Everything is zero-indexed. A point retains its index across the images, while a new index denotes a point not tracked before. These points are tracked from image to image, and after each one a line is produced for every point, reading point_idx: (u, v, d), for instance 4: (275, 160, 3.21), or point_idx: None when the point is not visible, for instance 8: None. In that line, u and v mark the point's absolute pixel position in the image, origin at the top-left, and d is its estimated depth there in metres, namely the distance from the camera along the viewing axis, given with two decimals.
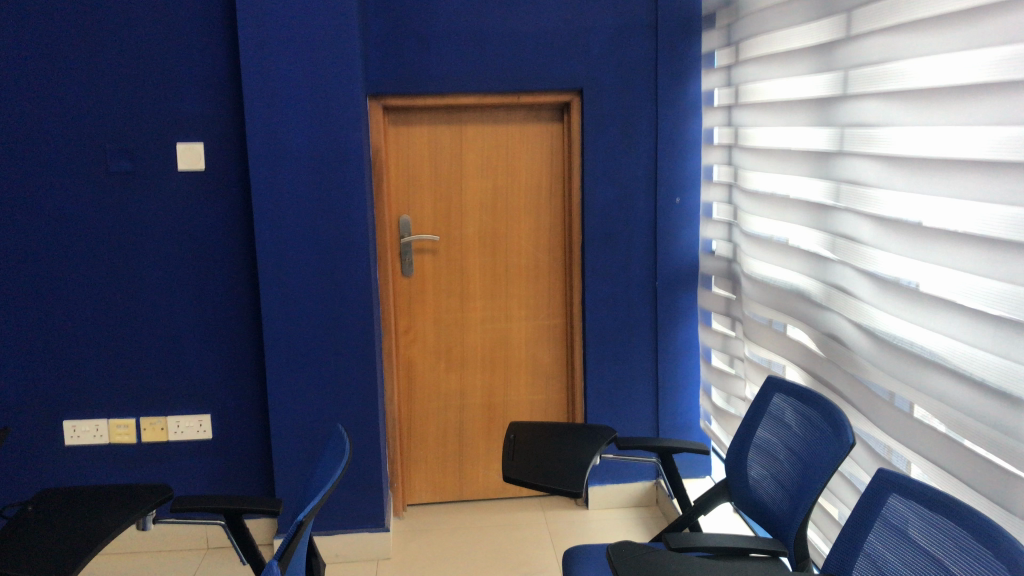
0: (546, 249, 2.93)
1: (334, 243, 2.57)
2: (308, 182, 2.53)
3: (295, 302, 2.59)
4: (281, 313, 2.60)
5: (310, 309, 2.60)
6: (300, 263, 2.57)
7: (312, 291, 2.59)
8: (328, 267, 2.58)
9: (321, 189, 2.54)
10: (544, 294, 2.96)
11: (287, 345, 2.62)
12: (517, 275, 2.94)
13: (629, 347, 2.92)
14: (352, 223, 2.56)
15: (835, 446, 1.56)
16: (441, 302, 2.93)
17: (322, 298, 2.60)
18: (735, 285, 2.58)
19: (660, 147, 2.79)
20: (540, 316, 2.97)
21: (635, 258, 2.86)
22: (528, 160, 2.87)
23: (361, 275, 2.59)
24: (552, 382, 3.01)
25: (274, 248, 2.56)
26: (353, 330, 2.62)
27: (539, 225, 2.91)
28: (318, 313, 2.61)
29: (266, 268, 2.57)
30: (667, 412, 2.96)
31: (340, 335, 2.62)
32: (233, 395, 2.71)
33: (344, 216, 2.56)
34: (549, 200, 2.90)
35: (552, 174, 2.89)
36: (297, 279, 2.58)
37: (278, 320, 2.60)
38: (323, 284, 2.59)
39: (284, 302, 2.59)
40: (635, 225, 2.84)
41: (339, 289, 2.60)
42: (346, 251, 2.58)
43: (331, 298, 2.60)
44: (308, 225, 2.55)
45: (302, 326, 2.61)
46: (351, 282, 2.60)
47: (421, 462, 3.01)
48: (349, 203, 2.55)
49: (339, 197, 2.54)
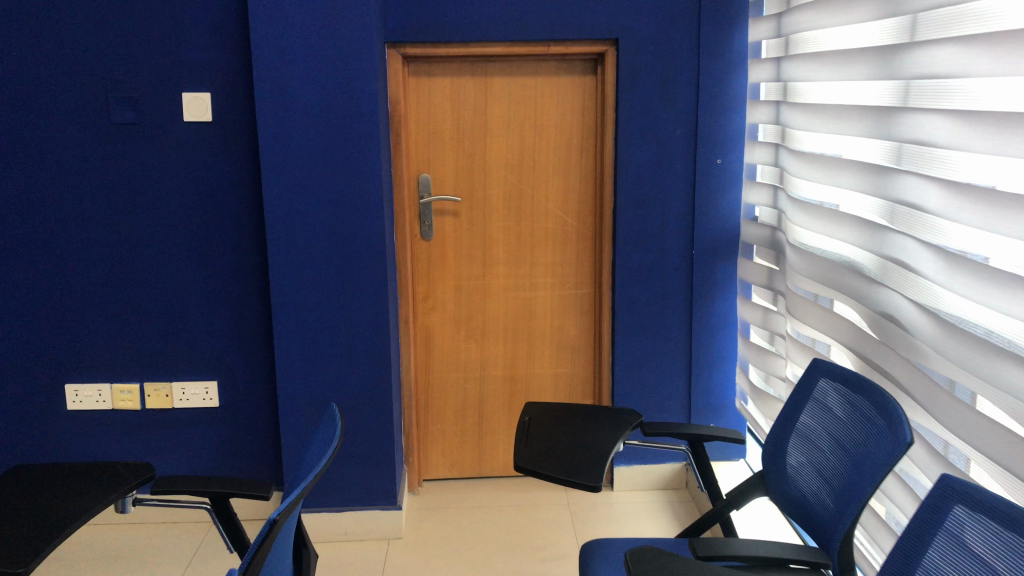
0: (575, 213, 2.74)
1: (348, 203, 2.40)
2: (319, 136, 2.36)
3: (306, 265, 2.44)
4: (291, 277, 2.44)
5: (322, 272, 2.45)
6: (312, 223, 2.41)
7: (323, 253, 2.43)
8: (341, 228, 2.42)
9: (333, 144, 2.36)
10: (572, 261, 2.77)
11: (297, 310, 2.47)
12: (543, 241, 2.75)
13: (662, 321, 2.72)
14: (366, 182, 2.39)
15: (888, 442, 1.37)
16: (463, 267, 2.76)
17: (334, 261, 2.44)
18: (779, 257, 2.37)
19: (702, 103, 2.57)
20: (566, 284, 2.79)
21: (670, 225, 2.65)
22: (557, 115, 2.67)
23: (376, 238, 2.43)
24: (578, 354, 2.84)
25: (284, 207, 2.40)
26: (366, 296, 2.46)
27: (568, 186, 2.72)
28: (329, 277, 2.45)
29: (275, 228, 2.41)
30: (701, 390, 2.77)
31: (354, 301, 2.47)
32: (241, 362, 2.58)
33: (357, 173, 2.38)
34: (579, 159, 2.70)
35: (584, 131, 2.69)
36: (308, 240, 2.42)
37: (287, 283, 2.45)
38: (334, 246, 2.43)
39: (294, 265, 2.44)
40: (672, 188, 2.63)
41: (352, 252, 2.44)
42: (360, 212, 2.41)
43: (343, 262, 2.44)
44: (319, 183, 2.38)
45: (313, 291, 2.45)
46: (364, 245, 2.43)
47: (439, 436, 2.87)
48: (362, 159, 2.38)
49: (351, 153, 2.37)
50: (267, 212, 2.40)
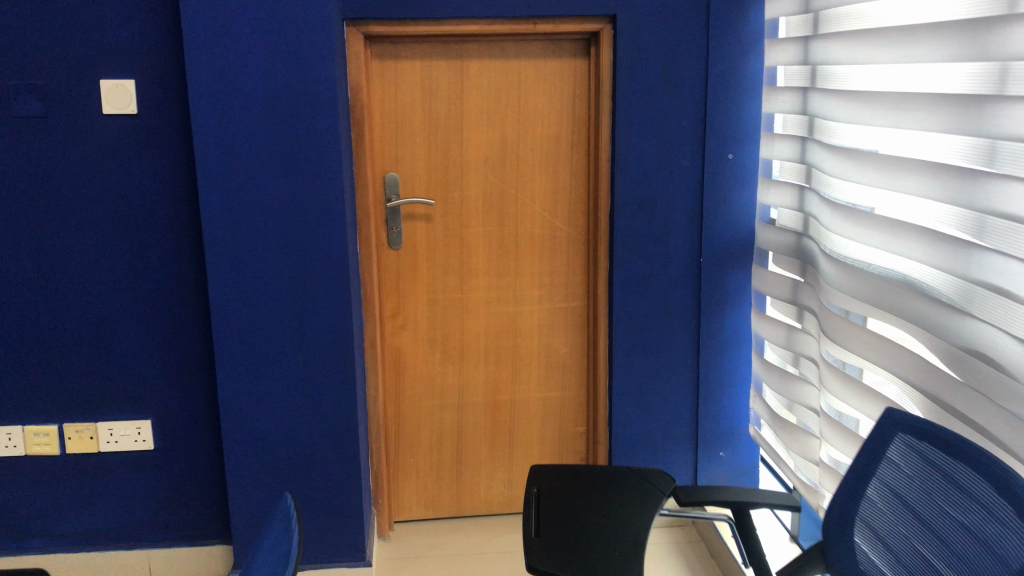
0: (565, 217, 2.40)
1: (303, 211, 2.03)
2: (267, 132, 1.98)
3: (254, 285, 2.07)
4: (237, 299, 2.07)
5: (273, 293, 2.08)
6: (260, 236, 2.04)
7: (275, 270, 2.06)
8: (295, 241, 2.05)
9: (284, 142, 1.99)
10: (562, 271, 2.43)
11: (244, 336, 2.09)
12: (529, 248, 2.41)
13: (666, 338, 2.39)
14: (324, 187, 2.02)
15: (1016, 537, 1.06)
16: (437, 280, 2.40)
17: (288, 280, 2.07)
18: (808, 268, 2.06)
19: (712, 89, 2.23)
20: (555, 298, 2.45)
21: (676, 230, 2.32)
22: (543, 105, 2.32)
23: (336, 252, 2.06)
24: (569, 376, 2.50)
25: (227, 218, 2.02)
26: (327, 319, 2.10)
27: (557, 186, 2.37)
28: (282, 297, 2.08)
29: (217, 241, 2.03)
30: (710, 415, 2.44)
31: (313, 326, 2.11)
32: (180, 397, 2.19)
33: (313, 175, 2.01)
34: (569, 155, 2.36)
35: (576, 122, 2.34)
36: (256, 256, 2.05)
37: (232, 305, 2.07)
38: (287, 261, 2.06)
39: (240, 285, 2.06)
40: (678, 188, 2.29)
41: (309, 270, 2.07)
42: (318, 223, 2.04)
43: (299, 281, 2.07)
44: (268, 187, 2.01)
45: (264, 315, 2.09)
46: (323, 260, 2.07)
47: (412, 471, 2.51)
48: (319, 159, 2.00)
49: (306, 152, 2.00)
50: (205, 222, 2.02)
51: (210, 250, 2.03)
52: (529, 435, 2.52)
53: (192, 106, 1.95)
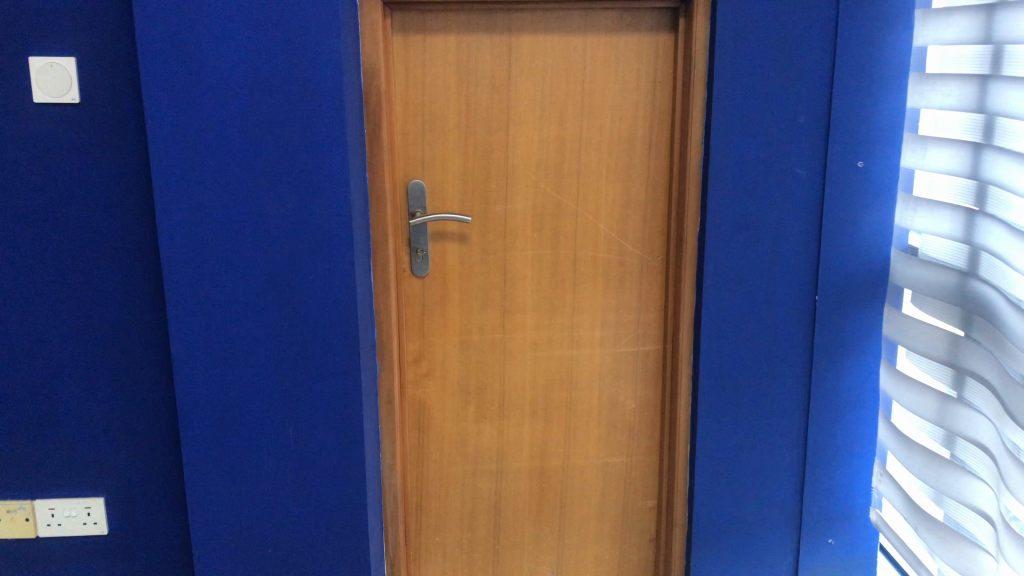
0: (636, 240, 1.87)
1: (298, 234, 1.55)
2: (248, 129, 1.50)
3: (232, 329, 1.58)
4: (210, 346, 1.59)
5: (257, 338, 1.59)
6: (240, 266, 1.56)
7: (260, 310, 1.58)
8: (286, 273, 1.56)
9: (271, 142, 1.51)
10: (631, 307, 1.91)
11: (220, 394, 1.61)
12: (589, 277, 1.89)
13: (766, 397, 1.86)
14: (326, 204, 1.53)
15: None
16: (472, 318, 1.88)
17: (276, 322, 1.59)
18: (978, 321, 1.52)
19: (839, 76, 1.69)
20: (621, 341, 1.92)
21: (783, 260, 1.78)
22: (613, 95, 1.80)
23: (340, 287, 1.58)
24: (636, 438, 1.98)
25: (195, 242, 1.54)
26: (327, 373, 1.61)
27: (628, 198, 1.85)
28: (268, 345, 1.60)
29: (182, 272, 1.55)
30: (819, 495, 1.90)
31: (309, 382, 1.62)
32: (139, 469, 1.71)
33: (311, 187, 1.52)
34: (645, 161, 1.83)
35: (655, 119, 1.82)
36: (234, 291, 1.57)
37: (203, 354, 1.59)
38: (277, 299, 1.58)
39: (214, 329, 1.58)
40: (789, 207, 1.76)
41: (304, 309, 1.58)
42: (316, 249, 1.56)
43: (292, 324, 1.59)
44: (248, 201, 1.53)
45: (244, 368, 1.60)
46: (323, 298, 1.58)
47: (438, 553, 2.01)
48: (319, 166, 1.52)
49: (301, 155, 1.51)
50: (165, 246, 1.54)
51: (173, 283, 1.55)
52: (585, 510, 2.01)
53: (148, 93, 1.48)
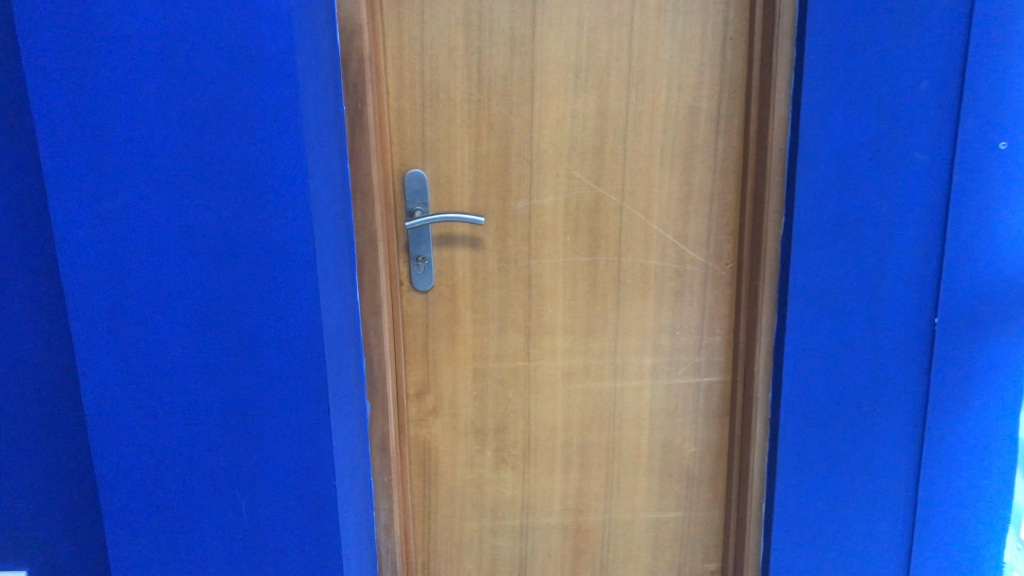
0: (698, 243, 1.46)
1: (243, 256, 1.08)
2: (173, 125, 1.02)
3: (166, 387, 1.13)
4: (134, 411, 1.14)
5: (199, 399, 1.14)
6: (168, 303, 1.09)
7: (199, 361, 1.13)
8: (231, 309, 1.10)
9: (208, 142, 1.03)
10: (692, 328, 1.50)
11: (152, 480, 1.17)
12: (638, 292, 1.48)
13: (867, 447, 1.44)
14: (277, 215, 1.06)
15: None
16: (489, 342, 1.49)
17: (223, 377, 1.14)
18: None
19: (978, 29, 1.26)
20: (678, 370, 1.52)
21: (893, 273, 1.36)
22: (668, 58, 1.38)
23: (302, 326, 1.12)
24: (695, 489, 1.58)
25: (103, 269, 1.07)
26: (293, 447, 1.18)
27: (690, 190, 1.44)
28: (216, 416, 1.15)
29: (93, 313, 1.09)
30: (932, 570, 1.49)
31: (267, 454, 1.18)
32: (62, 552, 1.32)
33: (262, 201, 1.06)
34: (711, 142, 1.42)
35: (724, 87, 1.39)
36: (164, 336, 1.11)
37: (125, 430, 1.15)
38: (225, 356, 1.13)
39: (140, 389, 1.13)
40: (903, 203, 1.33)
41: (260, 365, 1.13)
42: (268, 277, 1.09)
43: (243, 377, 1.14)
44: (182, 226, 1.06)
45: (184, 438, 1.16)
46: (279, 344, 1.12)
47: None
48: (268, 170, 1.04)
49: (247, 157, 1.04)
50: (71, 293, 1.08)
51: (85, 342, 1.10)
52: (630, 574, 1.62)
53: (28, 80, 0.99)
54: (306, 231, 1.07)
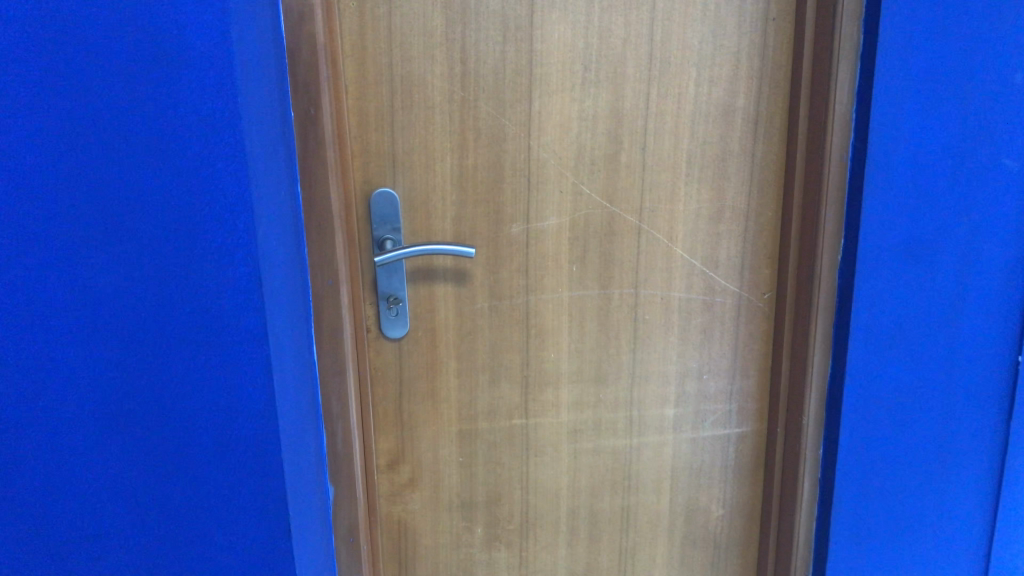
0: (731, 270, 1.20)
1: (166, 326, 0.76)
2: (60, 159, 0.71)
3: (64, 512, 0.81)
4: (24, 544, 0.81)
5: (111, 521, 0.82)
6: (66, 395, 0.77)
7: (109, 472, 0.80)
8: (149, 403, 0.78)
9: (109, 181, 0.72)
10: (722, 371, 1.24)
11: None
12: (658, 329, 1.21)
13: (935, 511, 1.20)
14: (212, 271, 0.75)
15: None
16: (478, 398, 1.21)
17: (144, 491, 0.81)
18: None
19: None
20: (705, 421, 1.26)
21: (974, 306, 1.11)
22: (698, 44, 1.10)
23: (250, 421, 0.80)
24: (724, 556, 1.33)
25: None
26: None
27: (723, 206, 1.17)
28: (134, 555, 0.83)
29: None
30: None
31: None
32: None
33: (191, 261, 0.74)
34: (748, 148, 1.15)
35: (764, 80, 1.13)
36: (58, 439, 0.78)
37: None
38: (143, 475, 0.81)
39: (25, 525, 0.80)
40: (990, 222, 1.08)
41: (190, 483, 0.82)
42: (202, 355, 0.77)
43: (171, 494, 0.82)
44: (78, 303, 0.75)
45: (91, 573, 0.83)
46: (220, 446, 0.81)
47: None
48: (198, 217, 0.73)
49: (167, 201, 0.73)
50: None
51: None
52: None
53: None
54: (253, 293, 0.76)
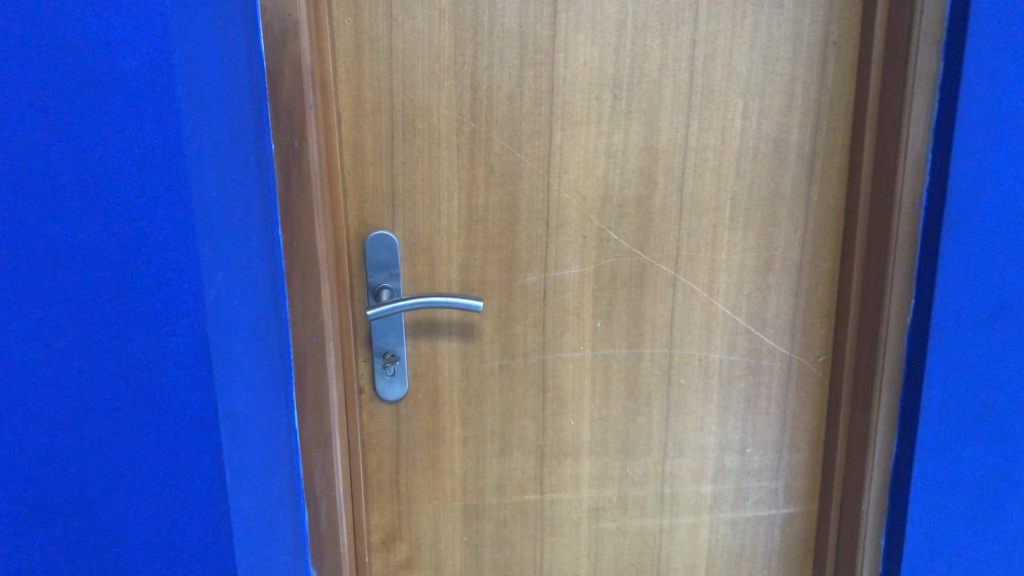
0: (780, 329, 1.04)
1: (92, 410, 0.60)
2: None
3: None
4: None
5: None
6: None
7: None
8: (67, 511, 0.62)
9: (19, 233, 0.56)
10: (768, 444, 1.08)
11: None
12: (695, 395, 1.06)
13: None
14: (149, 342, 0.59)
15: None
16: (486, 469, 1.06)
17: None
18: None
19: None
20: (747, 500, 1.10)
21: None
22: (746, 70, 0.95)
23: (196, 530, 0.63)
24: None
25: None
26: None
27: (772, 256, 1.02)
28: None
29: None
30: None
31: None
32: None
33: (123, 332, 0.59)
34: (803, 190, 1.00)
35: (823, 113, 0.97)
36: None
37: None
38: None
39: None
40: None
41: None
42: (136, 446, 0.61)
43: None
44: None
45: None
46: (159, 563, 0.63)
47: None
48: (132, 277, 0.58)
49: (92, 258, 0.57)
50: None
51: None
52: None
53: None
54: (199, 367, 0.60)
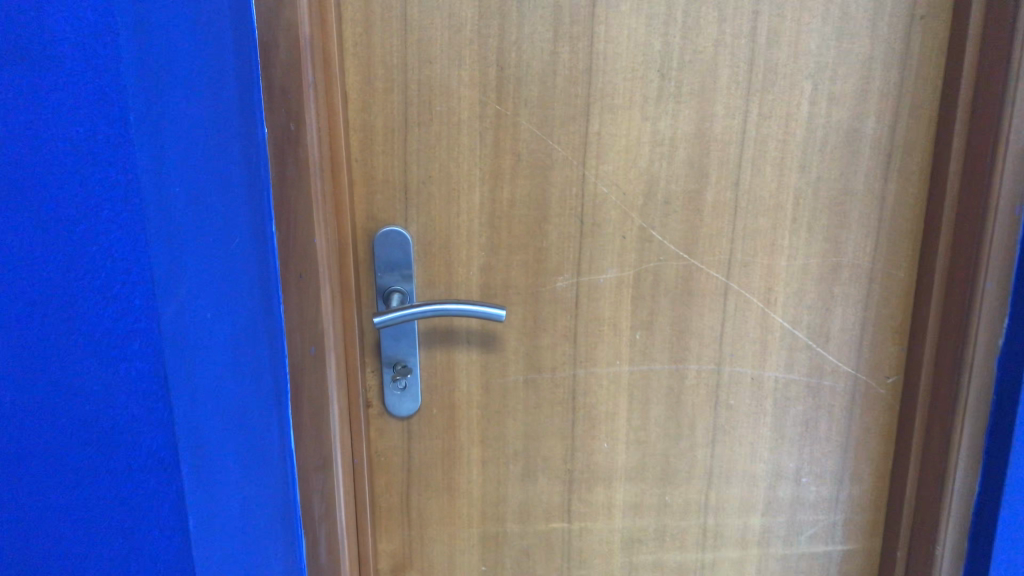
0: (845, 346, 0.91)
1: (26, 450, 0.51)
2: None
3: None
4: None
5: None
6: None
7: None
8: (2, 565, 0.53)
9: None
10: (827, 474, 0.96)
11: None
12: (745, 418, 0.93)
13: None
14: (96, 368, 0.50)
15: None
16: (508, 494, 0.95)
17: None
18: None
19: None
20: (801, 535, 0.98)
21: None
22: (817, 49, 0.82)
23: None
24: None
25: None
26: None
27: (839, 264, 0.89)
28: None
29: None
30: None
31: None
32: None
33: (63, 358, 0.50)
34: (877, 189, 0.86)
35: (905, 100, 0.84)
36: None
37: None
38: None
39: None
40: None
41: None
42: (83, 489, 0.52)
43: None
44: None
45: None
46: None
47: None
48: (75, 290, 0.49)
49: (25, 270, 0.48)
50: None
51: None
52: None
53: None
54: (154, 396, 0.51)
